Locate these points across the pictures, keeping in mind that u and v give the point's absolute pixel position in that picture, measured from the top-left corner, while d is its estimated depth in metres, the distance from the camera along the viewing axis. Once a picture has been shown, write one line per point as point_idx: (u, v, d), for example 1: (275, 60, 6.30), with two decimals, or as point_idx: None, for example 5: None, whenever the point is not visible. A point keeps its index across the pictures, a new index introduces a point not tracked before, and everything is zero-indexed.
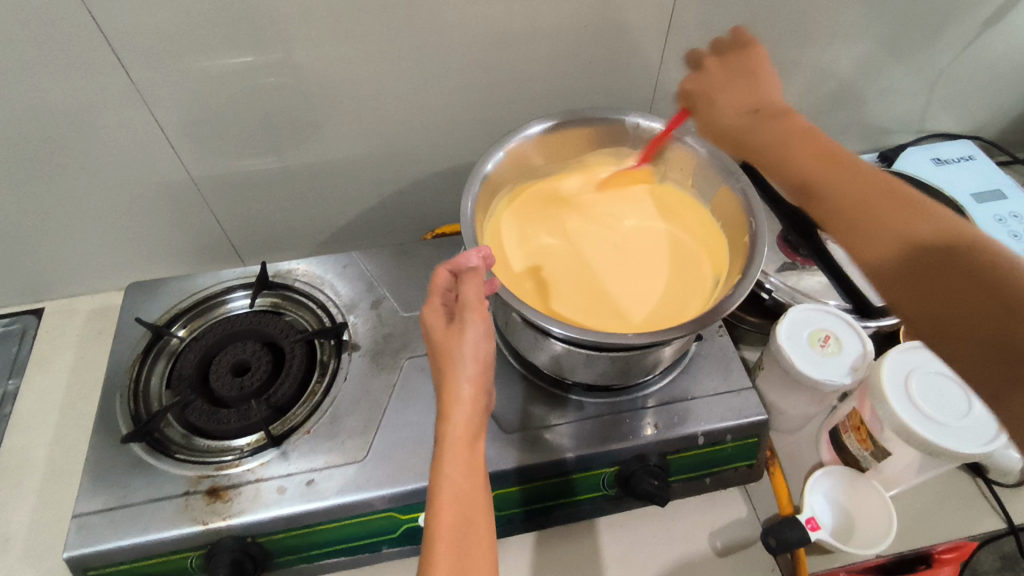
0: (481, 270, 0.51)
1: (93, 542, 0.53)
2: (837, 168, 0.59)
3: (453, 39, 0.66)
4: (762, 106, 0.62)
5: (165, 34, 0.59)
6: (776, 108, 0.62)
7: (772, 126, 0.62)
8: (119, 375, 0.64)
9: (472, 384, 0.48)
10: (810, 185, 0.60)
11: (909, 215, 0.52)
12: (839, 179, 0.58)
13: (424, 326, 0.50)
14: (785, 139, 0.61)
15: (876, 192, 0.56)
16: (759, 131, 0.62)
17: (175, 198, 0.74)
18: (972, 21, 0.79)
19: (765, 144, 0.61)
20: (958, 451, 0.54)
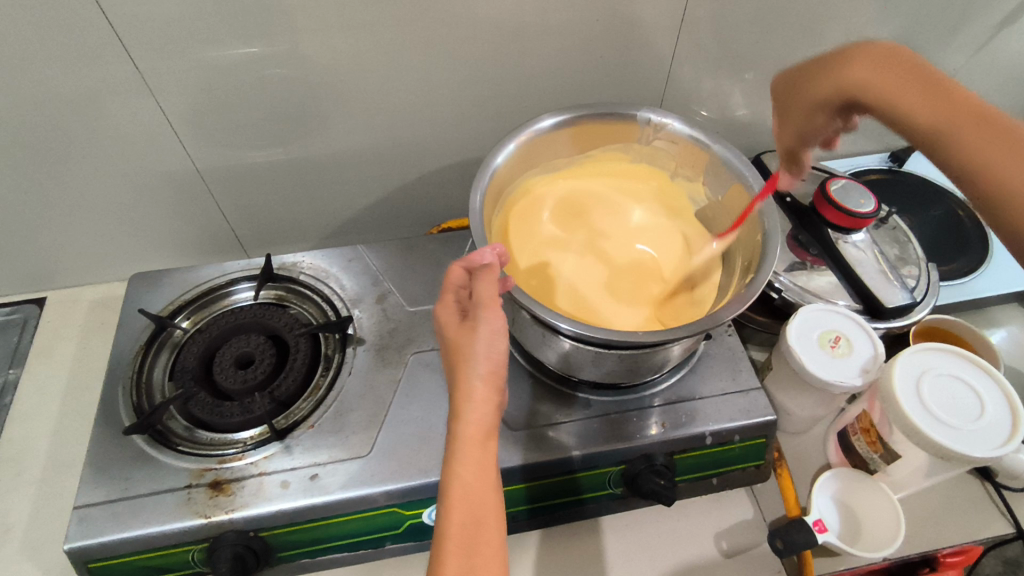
0: (495, 268, 0.51)
1: (94, 535, 0.52)
2: (949, 106, 0.39)
3: (462, 32, 0.65)
4: (846, 58, 0.45)
5: (173, 22, 0.59)
6: (865, 61, 0.44)
7: (840, 86, 0.44)
8: (122, 366, 0.63)
9: (484, 382, 0.47)
10: (962, 121, 0.38)
11: (1003, 131, 0.37)
12: (956, 124, 0.38)
13: (438, 324, 0.51)
14: (922, 91, 0.41)
15: (986, 127, 0.37)
16: (862, 92, 0.43)
17: (179, 188, 0.74)
18: (987, 21, 0.78)
19: (872, 102, 0.43)
20: (969, 455, 0.53)
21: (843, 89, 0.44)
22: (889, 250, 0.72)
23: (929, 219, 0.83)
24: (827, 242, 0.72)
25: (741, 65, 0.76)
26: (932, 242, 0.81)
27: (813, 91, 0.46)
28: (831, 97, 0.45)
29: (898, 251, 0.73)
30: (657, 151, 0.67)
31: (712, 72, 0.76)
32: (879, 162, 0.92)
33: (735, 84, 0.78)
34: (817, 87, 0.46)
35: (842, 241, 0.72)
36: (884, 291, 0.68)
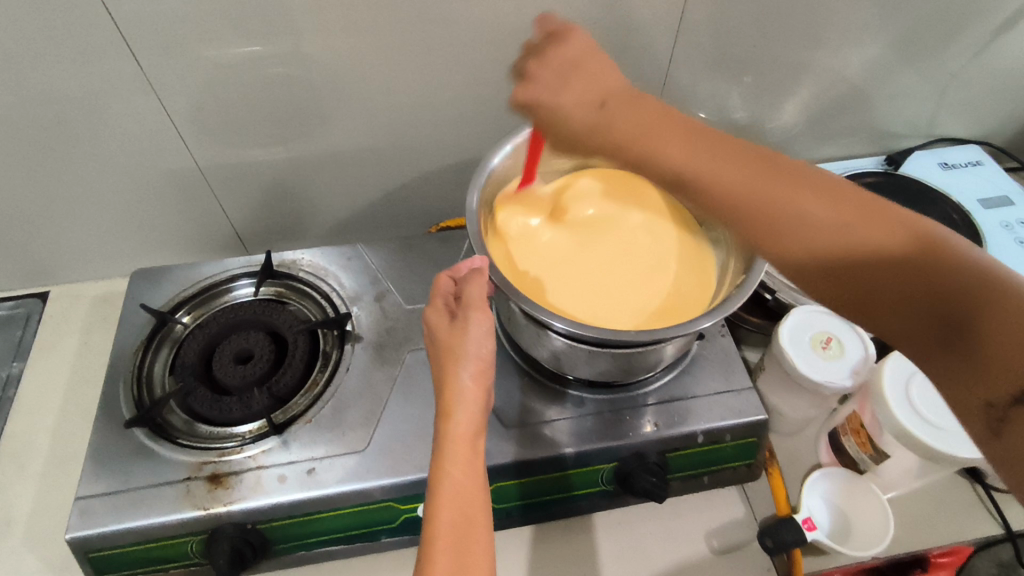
0: (483, 273, 0.53)
1: (95, 525, 0.53)
2: (684, 125, 0.46)
3: (462, 34, 0.66)
4: (579, 73, 0.52)
5: (176, 21, 0.59)
6: (594, 79, 0.51)
7: (579, 96, 0.51)
8: (123, 361, 0.64)
9: (474, 380, 0.49)
10: (703, 148, 0.44)
11: (738, 154, 0.44)
12: (686, 143, 0.45)
13: (428, 327, 0.53)
14: (653, 110, 0.48)
15: (723, 149, 0.44)
16: (594, 111, 0.50)
17: (182, 185, 0.75)
18: (983, 26, 0.79)
19: (612, 133, 0.48)
20: (959, 458, 0.54)
21: (572, 113, 0.51)
22: None
23: None
24: None
25: (739, 68, 0.76)
26: None
27: (546, 94, 0.52)
28: (568, 107, 0.51)
29: None
30: None
31: (710, 75, 0.76)
32: (877, 165, 0.92)
33: (732, 87, 0.79)
34: (555, 96, 0.52)
35: None
36: None
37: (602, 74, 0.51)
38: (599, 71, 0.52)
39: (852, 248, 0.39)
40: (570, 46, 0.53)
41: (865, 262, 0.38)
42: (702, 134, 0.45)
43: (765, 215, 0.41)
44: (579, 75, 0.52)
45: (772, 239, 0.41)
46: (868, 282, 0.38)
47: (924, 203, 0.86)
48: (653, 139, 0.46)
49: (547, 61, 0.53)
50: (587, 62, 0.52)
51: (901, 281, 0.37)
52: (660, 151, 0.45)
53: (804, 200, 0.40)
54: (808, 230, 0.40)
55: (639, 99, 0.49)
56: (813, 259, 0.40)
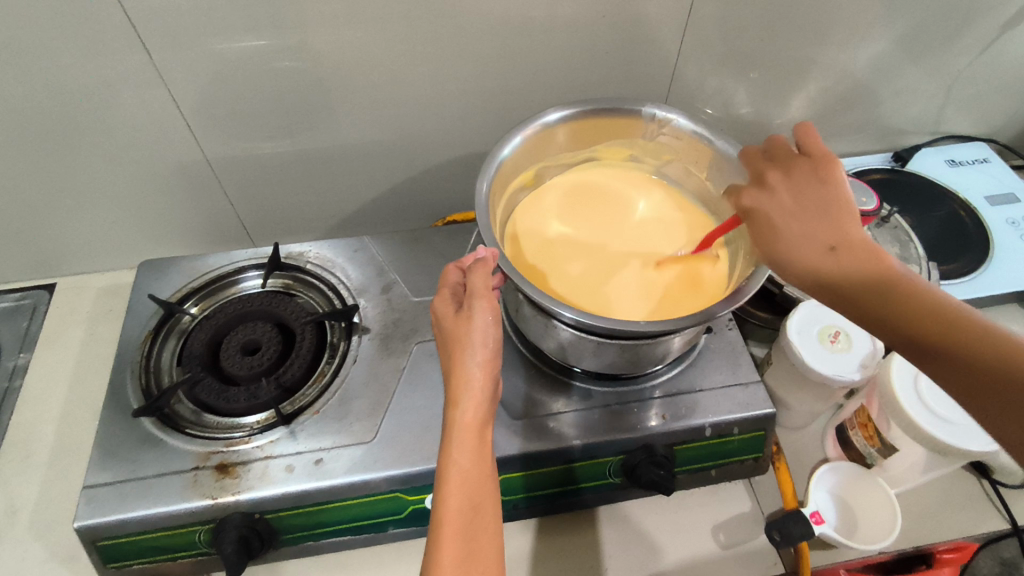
0: (488, 262, 0.52)
1: (102, 514, 0.53)
2: (830, 202, 0.49)
3: (470, 26, 0.66)
4: (806, 164, 0.52)
5: (184, 13, 0.59)
6: (797, 180, 0.52)
7: (780, 202, 0.52)
8: (130, 351, 0.64)
9: (481, 368, 0.49)
10: (817, 234, 0.49)
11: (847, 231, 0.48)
12: (816, 224, 0.49)
13: (435, 316, 0.53)
14: (826, 196, 0.50)
15: (839, 232, 0.48)
16: (798, 208, 0.51)
17: (188, 177, 0.75)
18: (991, 23, 0.79)
19: (777, 227, 0.51)
20: (970, 449, 0.53)
21: (775, 223, 0.51)
22: (890, 249, 0.73)
23: (931, 219, 0.84)
24: None
25: (746, 63, 0.76)
26: (933, 241, 0.82)
27: (764, 201, 0.53)
28: (783, 224, 0.51)
29: (899, 250, 0.74)
30: (661, 147, 0.68)
31: (717, 70, 0.76)
32: (882, 162, 0.92)
33: (739, 83, 0.79)
34: (768, 201, 0.53)
35: None
36: None
37: (801, 167, 0.52)
38: (809, 163, 0.52)
39: (929, 333, 0.42)
40: (804, 158, 0.53)
41: (938, 346, 0.41)
42: (823, 207, 0.49)
43: (866, 293, 0.45)
44: (805, 183, 0.51)
45: (857, 313, 0.45)
46: (937, 367, 0.41)
47: (929, 200, 0.86)
48: (789, 226, 0.50)
49: (785, 164, 0.53)
50: (805, 166, 0.52)
51: (966, 363, 0.40)
52: (788, 231, 0.50)
53: (903, 288, 0.44)
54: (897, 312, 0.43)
55: (805, 180, 0.51)
56: (894, 331, 0.43)
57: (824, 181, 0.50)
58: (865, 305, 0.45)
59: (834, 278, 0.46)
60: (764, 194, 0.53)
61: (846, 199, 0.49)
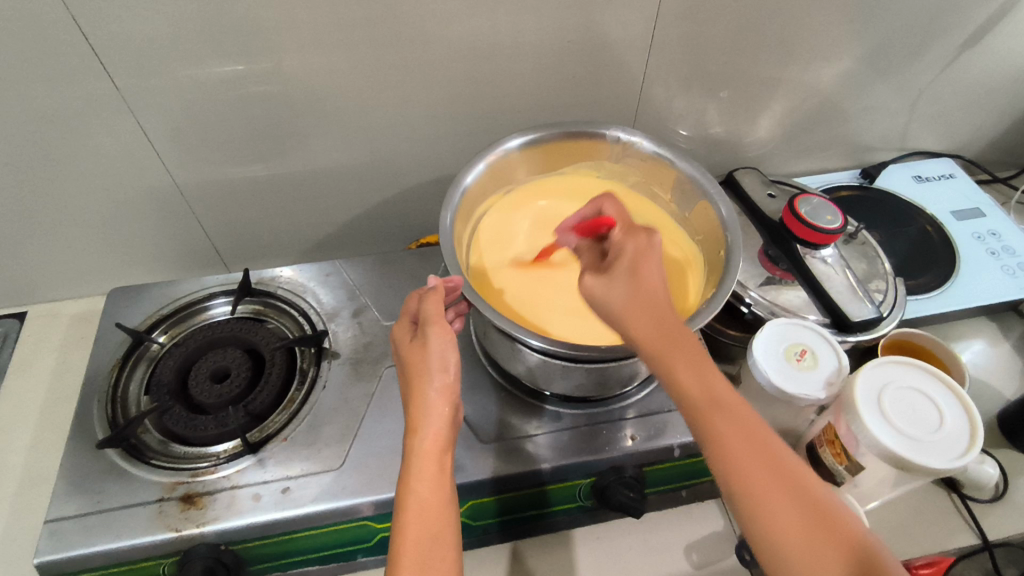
0: (439, 290, 0.54)
1: (63, 548, 0.52)
2: (657, 299, 0.46)
3: (437, 52, 0.66)
4: (631, 257, 0.48)
5: (152, 42, 0.60)
6: (636, 280, 0.47)
7: (620, 297, 0.47)
8: (97, 380, 0.64)
9: (439, 395, 0.49)
10: (653, 320, 0.46)
11: (671, 338, 0.45)
12: (660, 348, 0.45)
13: (394, 343, 0.54)
14: (648, 280, 0.47)
15: (664, 313, 0.46)
16: (633, 300, 0.47)
17: (160, 204, 0.75)
18: (952, 41, 0.80)
19: (620, 323, 0.46)
20: (929, 467, 0.53)
21: (609, 304, 0.47)
22: (858, 266, 0.74)
23: (900, 234, 0.85)
24: (796, 258, 0.73)
25: (713, 84, 0.78)
26: (902, 256, 0.83)
27: (600, 291, 0.48)
28: (623, 314, 0.46)
29: (866, 266, 0.74)
30: (626, 168, 0.69)
31: (685, 91, 0.78)
32: (852, 178, 0.94)
33: (707, 103, 0.80)
34: (607, 293, 0.47)
35: (811, 257, 0.73)
36: (851, 304, 0.70)
37: (646, 270, 0.47)
38: (652, 266, 0.48)
39: (752, 449, 0.41)
40: (634, 244, 0.49)
41: (762, 466, 0.41)
42: (643, 294, 0.47)
43: (739, 443, 0.42)
44: (640, 274, 0.47)
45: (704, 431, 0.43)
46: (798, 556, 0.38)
47: (898, 215, 0.87)
48: (645, 344, 0.46)
49: (631, 261, 0.48)
50: (649, 270, 0.48)
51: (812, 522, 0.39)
52: (617, 310, 0.47)
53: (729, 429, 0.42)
54: (753, 453, 0.41)
55: (644, 277, 0.47)
56: (751, 482, 0.41)
57: (656, 278, 0.47)
58: (711, 438, 0.42)
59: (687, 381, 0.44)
60: (603, 284, 0.48)
61: (671, 324, 0.46)
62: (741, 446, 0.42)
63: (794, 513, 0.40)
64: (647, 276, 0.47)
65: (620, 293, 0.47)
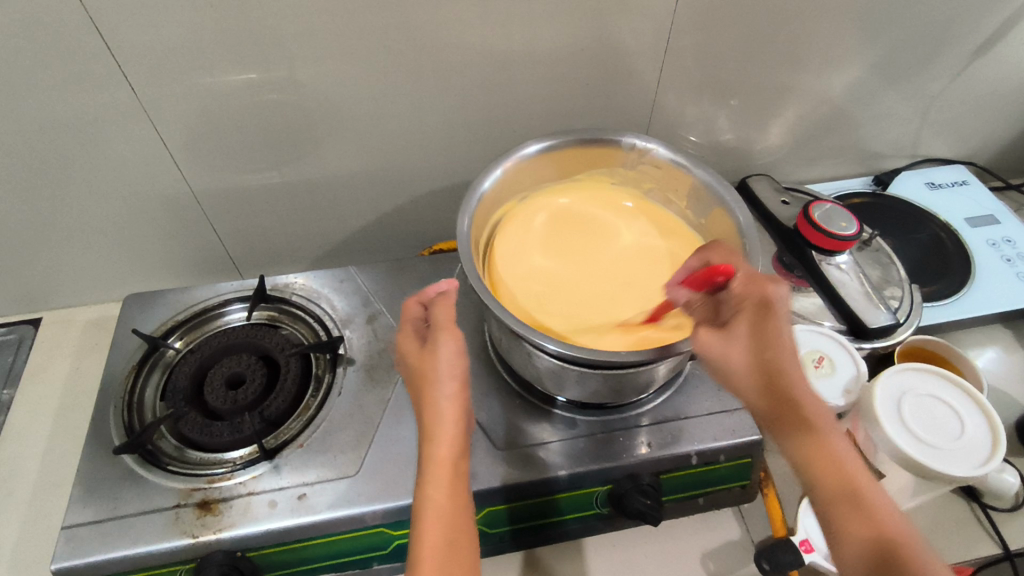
0: (450, 294, 0.54)
1: (81, 554, 0.52)
2: (774, 341, 0.47)
3: (452, 61, 0.67)
4: (749, 311, 0.49)
5: (172, 51, 0.60)
6: (753, 340, 0.48)
7: (738, 354, 0.48)
8: (113, 386, 0.64)
9: (450, 401, 0.49)
10: (760, 374, 0.47)
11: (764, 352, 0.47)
12: (742, 357, 0.48)
13: (400, 354, 0.53)
14: (773, 337, 0.47)
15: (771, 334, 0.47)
16: (740, 337, 0.48)
17: (175, 211, 0.75)
18: (963, 49, 0.80)
19: (726, 367, 0.48)
20: (952, 474, 0.53)
21: (726, 355, 0.48)
22: (873, 273, 0.74)
23: (914, 241, 0.85)
24: (811, 265, 0.73)
25: (725, 91, 0.78)
26: (916, 264, 0.83)
27: (722, 345, 0.48)
28: (738, 368, 0.48)
29: (880, 272, 0.74)
30: (641, 174, 0.69)
31: (697, 99, 0.78)
32: (864, 185, 0.94)
33: (720, 110, 0.80)
34: (725, 350, 0.48)
35: (826, 264, 0.73)
36: (867, 312, 0.69)
37: (768, 330, 0.47)
38: (778, 322, 0.48)
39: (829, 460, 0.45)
40: (759, 298, 0.49)
41: (837, 479, 0.44)
42: (743, 312, 0.49)
43: (796, 412, 0.46)
44: (762, 333, 0.48)
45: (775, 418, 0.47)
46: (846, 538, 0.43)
47: (912, 222, 0.87)
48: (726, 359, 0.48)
49: (752, 317, 0.49)
50: (774, 325, 0.48)
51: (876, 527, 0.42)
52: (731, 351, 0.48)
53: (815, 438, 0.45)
54: (824, 454, 0.45)
55: (769, 335, 0.48)
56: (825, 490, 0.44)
57: (783, 334, 0.47)
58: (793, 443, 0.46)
59: (781, 382, 0.47)
60: (720, 338, 0.48)
61: (777, 347, 0.47)
62: (819, 458, 0.45)
63: (857, 515, 0.43)
64: (772, 327, 0.48)
65: (734, 334, 0.49)
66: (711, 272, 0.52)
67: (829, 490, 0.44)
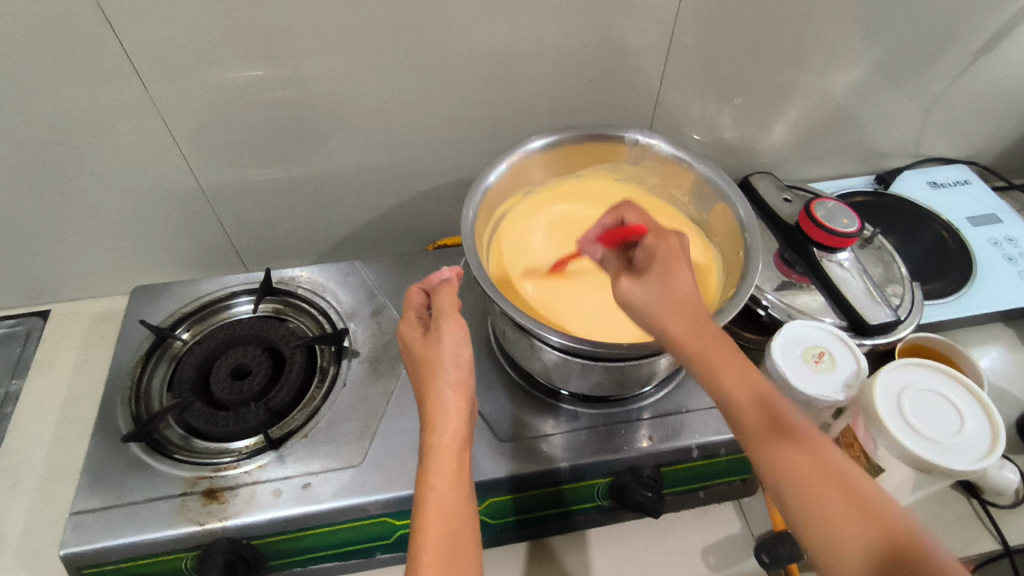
0: (453, 282, 0.56)
1: (89, 540, 0.53)
2: (685, 295, 0.48)
3: (457, 57, 0.68)
4: (660, 261, 0.50)
5: (180, 46, 0.61)
6: (669, 286, 0.49)
7: (657, 304, 0.48)
8: (121, 376, 0.64)
9: (454, 391, 0.50)
10: (691, 311, 0.48)
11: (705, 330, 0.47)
12: (696, 337, 0.47)
13: (403, 342, 0.54)
14: (681, 285, 0.49)
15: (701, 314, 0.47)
16: (660, 296, 0.49)
17: (182, 205, 0.76)
18: (966, 49, 0.81)
19: (654, 324, 0.48)
20: (952, 468, 0.53)
21: (644, 304, 0.49)
22: (874, 270, 0.74)
23: (916, 240, 0.85)
24: (813, 262, 0.74)
25: (728, 89, 0.78)
26: (917, 262, 0.83)
27: (632, 292, 0.50)
28: (659, 326, 0.48)
29: (882, 270, 0.74)
30: (643, 170, 0.70)
31: (700, 97, 0.78)
32: (866, 184, 0.94)
33: (723, 109, 0.81)
34: (643, 297, 0.49)
35: (828, 261, 0.73)
36: (868, 308, 0.70)
37: (679, 277, 0.49)
38: (682, 267, 0.50)
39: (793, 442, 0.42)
40: (666, 246, 0.51)
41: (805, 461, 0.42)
42: (670, 288, 0.49)
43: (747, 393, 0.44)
44: (671, 277, 0.49)
45: (742, 422, 0.44)
46: (831, 527, 0.39)
47: (914, 221, 0.87)
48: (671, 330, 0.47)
49: (662, 265, 0.50)
50: (683, 273, 0.50)
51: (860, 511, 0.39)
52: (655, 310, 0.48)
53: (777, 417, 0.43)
54: (791, 441, 0.42)
55: (676, 286, 0.49)
56: (797, 475, 0.41)
57: (689, 284, 0.49)
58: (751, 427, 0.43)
59: (728, 373, 0.45)
60: (635, 286, 0.50)
61: (698, 311, 0.48)
62: (783, 438, 0.42)
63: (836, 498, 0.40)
64: (684, 283, 0.49)
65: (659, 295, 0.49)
66: (625, 232, 0.57)
67: (799, 473, 0.41)
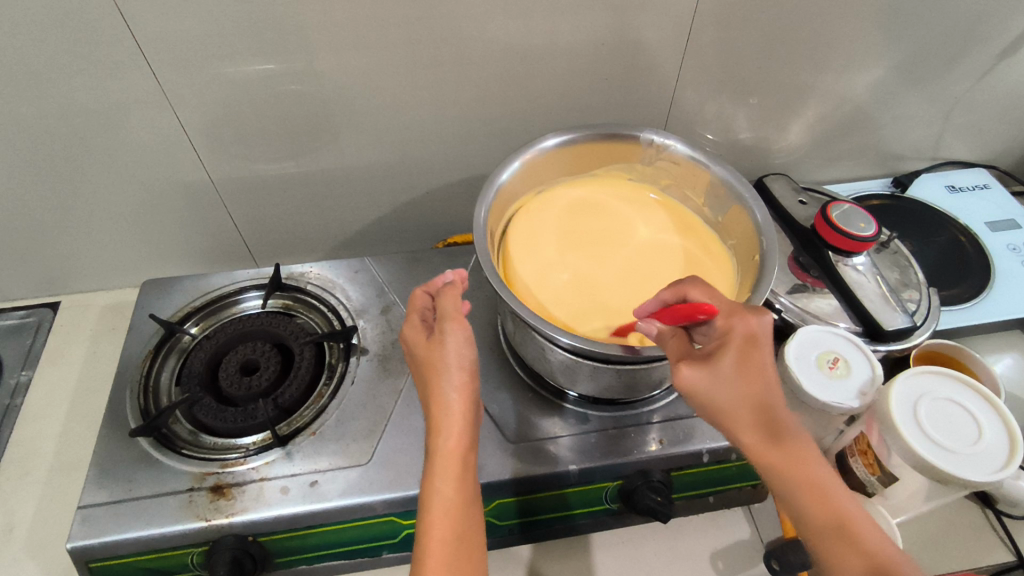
0: (457, 284, 0.55)
1: (96, 534, 0.53)
2: (761, 379, 0.46)
3: (471, 54, 0.67)
4: (738, 347, 0.47)
5: (193, 39, 0.61)
6: (740, 378, 0.46)
7: (731, 394, 0.46)
8: (130, 370, 0.64)
9: (459, 394, 0.49)
10: (753, 406, 0.45)
11: (752, 396, 0.46)
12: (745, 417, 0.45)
13: (407, 343, 0.53)
14: (755, 370, 0.46)
15: (759, 394, 0.45)
16: (731, 378, 0.46)
17: (193, 199, 0.76)
18: (988, 51, 0.79)
19: (719, 405, 0.46)
20: (967, 479, 0.52)
21: (715, 394, 0.46)
22: (890, 275, 0.73)
23: (933, 245, 0.84)
24: (827, 265, 0.73)
25: (744, 89, 0.77)
26: (934, 267, 0.82)
27: (705, 381, 0.46)
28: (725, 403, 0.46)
29: (898, 275, 0.73)
30: (658, 170, 0.69)
31: (716, 96, 0.77)
32: (882, 187, 0.93)
33: (739, 108, 0.79)
34: (710, 387, 0.46)
35: (843, 264, 0.72)
36: (884, 313, 0.69)
37: (754, 366, 0.46)
38: (760, 356, 0.46)
39: (806, 473, 0.44)
40: (741, 330, 0.47)
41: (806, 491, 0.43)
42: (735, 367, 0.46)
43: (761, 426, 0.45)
44: (746, 365, 0.46)
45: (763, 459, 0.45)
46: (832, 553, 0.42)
47: (931, 225, 0.86)
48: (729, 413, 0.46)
49: (739, 351, 0.46)
50: (756, 358, 0.47)
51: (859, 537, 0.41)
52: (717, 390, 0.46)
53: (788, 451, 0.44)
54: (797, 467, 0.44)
55: (752, 369, 0.46)
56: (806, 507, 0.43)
57: (765, 374, 0.46)
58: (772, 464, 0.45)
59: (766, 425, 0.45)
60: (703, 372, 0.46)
61: (766, 392, 0.46)
62: (790, 468, 0.44)
63: (836, 531, 0.42)
64: (752, 363, 0.46)
65: (729, 373, 0.46)
66: (693, 310, 0.49)
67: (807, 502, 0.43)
